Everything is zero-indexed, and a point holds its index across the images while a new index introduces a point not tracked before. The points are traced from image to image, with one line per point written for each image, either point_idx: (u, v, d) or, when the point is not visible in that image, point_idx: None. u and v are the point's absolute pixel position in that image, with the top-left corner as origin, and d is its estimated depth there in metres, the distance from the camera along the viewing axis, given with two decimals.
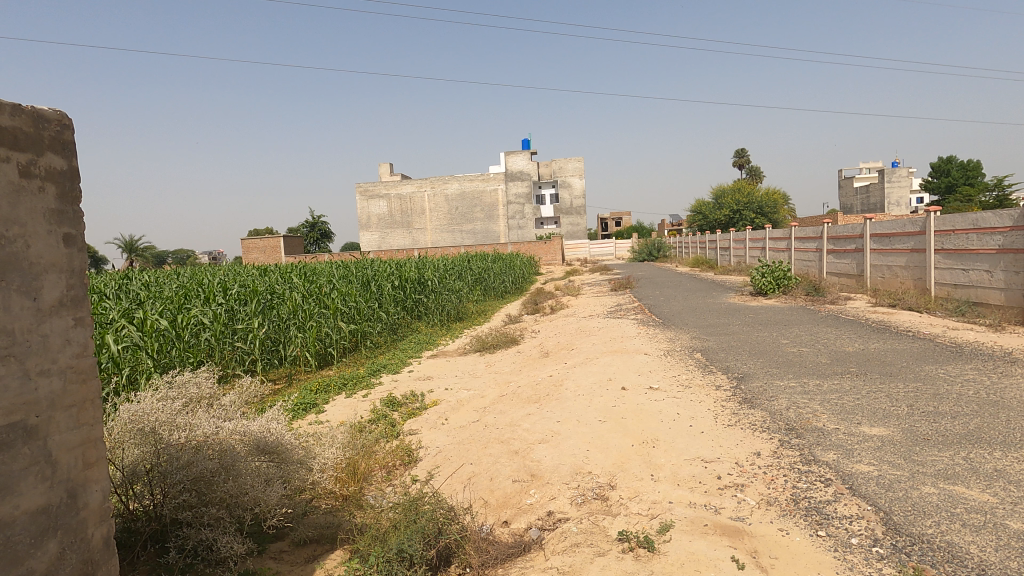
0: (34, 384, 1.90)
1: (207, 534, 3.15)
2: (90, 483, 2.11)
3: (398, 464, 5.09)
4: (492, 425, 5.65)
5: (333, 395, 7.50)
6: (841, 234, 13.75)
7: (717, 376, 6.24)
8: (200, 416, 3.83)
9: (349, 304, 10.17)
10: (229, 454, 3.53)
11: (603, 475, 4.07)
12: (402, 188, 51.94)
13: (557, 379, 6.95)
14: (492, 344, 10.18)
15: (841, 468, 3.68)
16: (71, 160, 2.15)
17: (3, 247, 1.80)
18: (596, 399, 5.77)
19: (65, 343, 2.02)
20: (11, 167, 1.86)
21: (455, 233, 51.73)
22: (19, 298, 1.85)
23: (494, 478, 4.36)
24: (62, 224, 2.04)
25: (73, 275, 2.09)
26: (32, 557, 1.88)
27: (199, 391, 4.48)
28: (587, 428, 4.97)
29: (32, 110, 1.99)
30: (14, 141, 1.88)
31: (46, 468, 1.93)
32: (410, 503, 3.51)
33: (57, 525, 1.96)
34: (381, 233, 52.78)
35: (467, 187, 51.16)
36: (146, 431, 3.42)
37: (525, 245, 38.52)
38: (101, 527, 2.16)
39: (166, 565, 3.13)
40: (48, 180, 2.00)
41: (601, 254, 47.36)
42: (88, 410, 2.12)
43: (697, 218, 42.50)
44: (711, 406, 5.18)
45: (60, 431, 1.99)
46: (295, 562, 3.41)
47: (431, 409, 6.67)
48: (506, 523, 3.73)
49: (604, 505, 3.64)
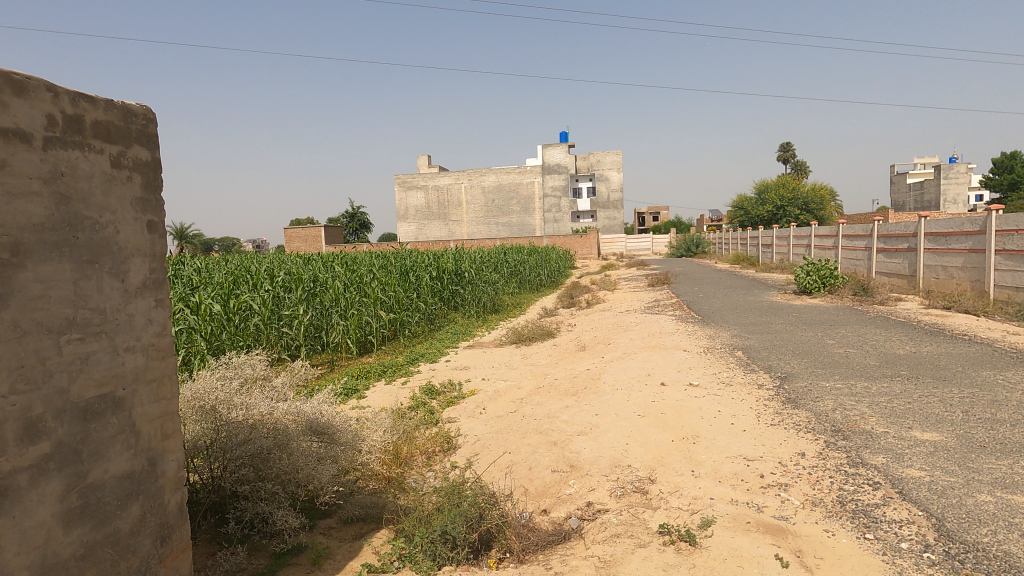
0: (121, 358, 2.06)
1: (263, 507, 3.30)
2: (168, 452, 2.28)
3: (437, 450, 5.21)
4: (529, 416, 5.70)
5: (373, 381, 7.73)
6: (892, 232, 13.20)
7: (759, 375, 6.13)
8: (255, 396, 4.06)
9: (389, 294, 10.39)
10: (283, 433, 3.70)
11: (642, 469, 4.08)
12: (439, 180, 52.21)
13: (595, 372, 6.95)
14: (528, 337, 10.25)
15: (890, 472, 3.60)
16: (155, 152, 2.30)
17: (96, 233, 1.96)
18: (635, 394, 5.77)
19: (148, 322, 2.18)
20: (104, 159, 2.01)
21: (491, 226, 51.86)
22: (110, 280, 2.01)
23: (533, 467, 4.42)
24: (146, 212, 2.20)
25: (154, 259, 2.24)
26: (119, 518, 2.04)
27: (253, 371, 4.72)
28: (626, 423, 4.97)
29: (122, 105, 2.14)
30: (107, 134, 2.03)
31: (131, 437, 2.09)
32: (452, 488, 3.61)
33: (139, 489, 2.13)
34: (418, 224, 53.34)
35: (504, 180, 51.16)
36: (205, 408, 3.64)
37: (562, 238, 38.29)
38: (176, 494, 2.33)
39: (225, 535, 3.30)
40: (135, 171, 2.16)
41: (639, 249, 46.70)
42: (166, 385, 2.28)
43: (738, 214, 41.48)
44: (753, 406, 5.10)
45: (143, 403, 2.15)
46: (343, 538, 3.54)
47: (469, 399, 6.77)
48: (545, 512, 3.79)
49: (643, 498, 3.66)
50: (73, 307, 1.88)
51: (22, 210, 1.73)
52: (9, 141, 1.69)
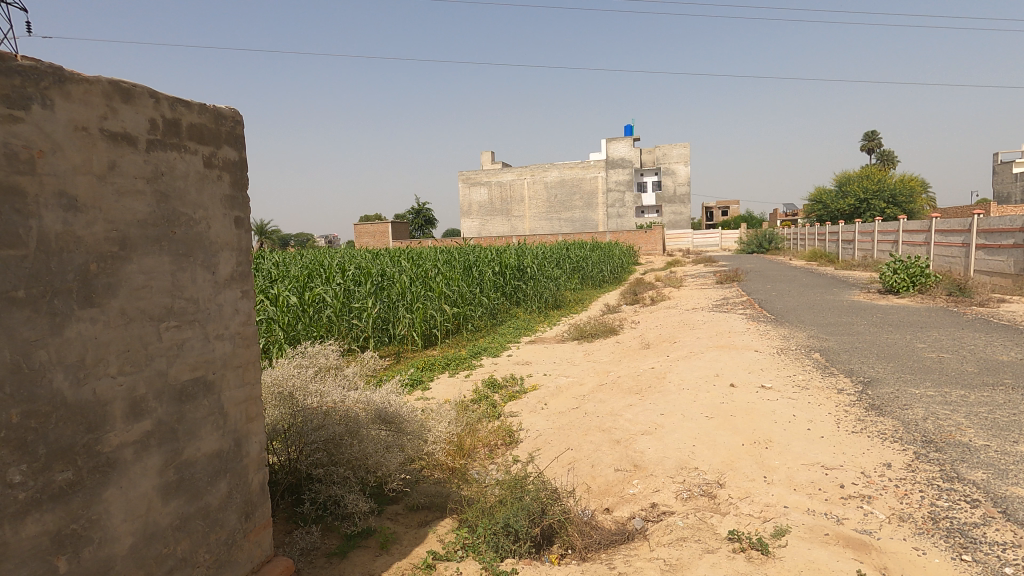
0: (212, 345, 2.21)
1: (335, 490, 3.46)
2: (252, 434, 2.42)
3: (499, 443, 5.27)
4: (592, 413, 5.65)
5: (437, 373, 7.92)
6: (996, 226, 12.02)
7: (839, 379, 5.77)
8: (329, 384, 4.26)
9: (452, 288, 10.59)
10: (354, 421, 3.86)
11: (710, 472, 3.95)
12: (502, 176, 52.57)
13: (659, 371, 6.78)
14: (590, 333, 10.15)
15: (991, 489, 3.28)
16: (242, 152, 2.44)
17: (191, 228, 2.11)
18: (702, 394, 5.58)
19: (235, 311, 2.33)
20: (197, 159, 2.16)
21: (553, 221, 51.69)
22: (202, 272, 2.16)
23: (596, 465, 4.38)
24: (234, 208, 2.34)
25: (241, 253, 2.39)
26: (209, 493, 2.20)
27: (326, 361, 4.95)
28: (693, 424, 4.82)
29: (214, 109, 2.28)
30: (200, 136, 2.18)
31: (220, 418, 2.25)
32: (515, 481, 3.64)
33: (226, 468, 2.28)
34: (481, 219, 53.99)
35: (567, 175, 50.80)
36: (284, 394, 3.85)
37: (625, 234, 37.60)
38: (259, 474, 2.48)
39: (301, 515, 3.49)
40: (225, 170, 2.30)
41: (707, 245, 45.09)
42: (250, 371, 2.43)
43: (816, 207, 39.16)
44: (833, 411, 4.80)
45: (230, 388, 2.30)
46: (409, 524, 3.64)
47: (530, 393, 6.80)
48: (608, 510, 3.74)
49: (711, 502, 3.54)
50: (171, 297, 2.03)
51: (128, 208, 1.88)
52: (117, 145, 1.85)
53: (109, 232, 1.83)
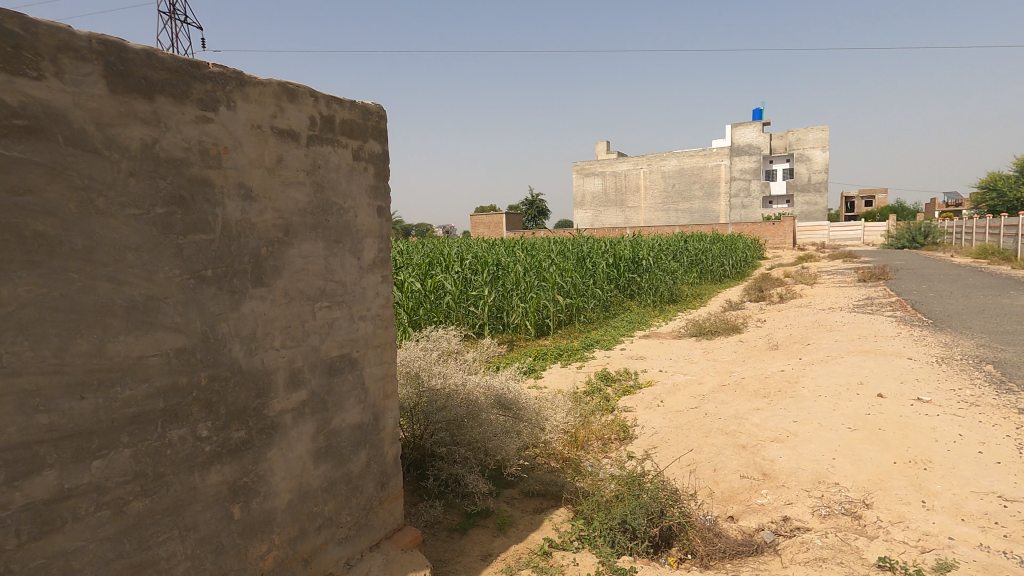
0: (356, 325, 2.39)
1: (457, 469, 3.61)
2: (388, 410, 2.59)
3: (613, 438, 5.18)
4: (713, 414, 5.35)
5: (549, 362, 7.97)
6: None
7: (1020, 397, 4.93)
8: (451, 367, 4.46)
9: (566, 280, 10.61)
10: (474, 404, 4.00)
11: (854, 490, 3.56)
12: (618, 166, 51.39)
13: (790, 374, 6.25)
14: (711, 330, 9.62)
15: None
16: (385, 145, 2.59)
17: (341, 217, 2.29)
18: (842, 403, 5.06)
19: (376, 295, 2.49)
20: (347, 153, 2.33)
21: (670, 212, 49.62)
22: (350, 257, 2.34)
23: (718, 469, 4.14)
24: (377, 198, 2.50)
25: (382, 240, 2.55)
26: (351, 461, 2.39)
27: (448, 345, 5.19)
28: (831, 434, 4.38)
29: (362, 105, 2.44)
30: (350, 131, 2.34)
31: (362, 393, 2.42)
32: (633, 478, 3.55)
33: (366, 439, 2.46)
34: (595, 210, 53.31)
35: (687, 163, 48.37)
36: (411, 375, 4.09)
37: (751, 226, 35.09)
38: (393, 447, 2.64)
39: (425, 489, 3.69)
40: (370, 162, 2.46)
41: (846, 238, 40.72)
42: (388, 350, 2.59)
43: (988, 196, 33.71)
44: (1011, 434, 4.12)
45: (371, 365, 2.47)
46: (525, 509, 3.71)
47: (646, 389, 6.60)
48: (732, 519, 3.52)
49: (855, 523, 3.19)
50: (324, 279, 2.22)
51: (291, 197, 2.08)
52: (284, 140, 2.05)
53: (276, 220, 2.03)
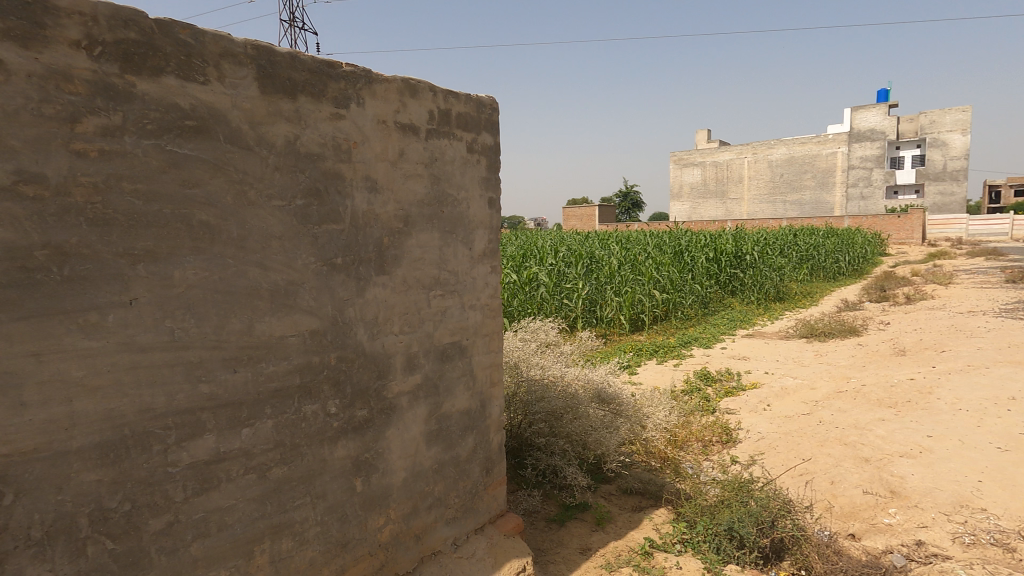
0: (467, 313, 2.45)
1: (555, 461, 3.62)
2: (494, 398, 2.64)
3: (715, 440, 4.94)
4: (828, 423, 4.93)
5: (645, 359, 7.76)
6: None
7: None
8: (549, 359, 4.47)
9: (663, 274, 10.24)
10: (572, 397, 3.98)
11: (1006, 519, 3.14)
12: (719, 155, 48.64)
13: (921, 384, 5.62)
14: (824, 332, 8.88)
15: None
16: (496, 137, 2.62)
17: (455, 208, 2.36)
18: (988, 419, 4.47)
19: (485, 285, 2.55)
20: (461, 145, 2.39)
21: (776, 204, 46.26)
22: (462, 248, 2.41)
23: (836, 482, 3.82)
24: (488, 190, 2.55)
25: (492, 231, 2.59)
26: (460, 445, 2.47)
27: (545, 337, 5.19)
28: (975, 454, 3.88)
29: (477, 98, 2.48)
30: (465, 124, 2.40)
31: (470, 379, 2.49)
32: (741, 484, 3.37)
33: (473, 424, 2.53)
34: (692, 202, 50.93)
35: (797, 151, 44.71)
36: (510, 364, 4.14)
37: (871, 219, 31.85)
38: (498, 435, 2.70)
39: (523, 478, 3.73)
40: (482, 154, 2.51)
41: (989, 233, 35.82)
42: (495, 339, 2.64)
43: None
44: None
45: (479, 353, 2.53)
46: (623, 506, 3.64)
47: (750, 391, 6.23)
48: (854, 537, 3.23)
49: (1007, 557, 2.82)
50: (438, 269, 2.30)
51: (411, 189, 2.17)
52: (406, 135, 2.13)
53: (397, 211, 2.13)
